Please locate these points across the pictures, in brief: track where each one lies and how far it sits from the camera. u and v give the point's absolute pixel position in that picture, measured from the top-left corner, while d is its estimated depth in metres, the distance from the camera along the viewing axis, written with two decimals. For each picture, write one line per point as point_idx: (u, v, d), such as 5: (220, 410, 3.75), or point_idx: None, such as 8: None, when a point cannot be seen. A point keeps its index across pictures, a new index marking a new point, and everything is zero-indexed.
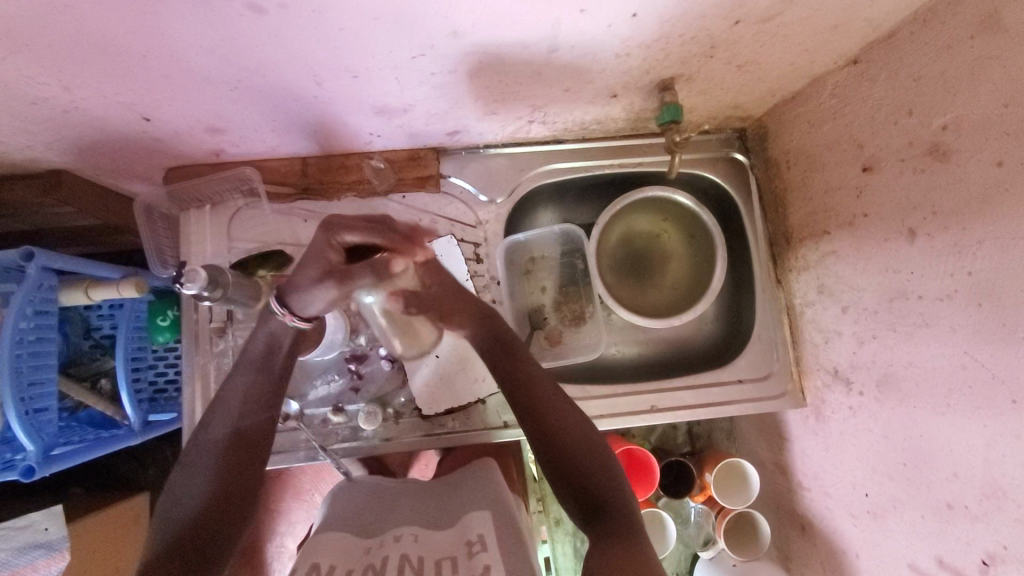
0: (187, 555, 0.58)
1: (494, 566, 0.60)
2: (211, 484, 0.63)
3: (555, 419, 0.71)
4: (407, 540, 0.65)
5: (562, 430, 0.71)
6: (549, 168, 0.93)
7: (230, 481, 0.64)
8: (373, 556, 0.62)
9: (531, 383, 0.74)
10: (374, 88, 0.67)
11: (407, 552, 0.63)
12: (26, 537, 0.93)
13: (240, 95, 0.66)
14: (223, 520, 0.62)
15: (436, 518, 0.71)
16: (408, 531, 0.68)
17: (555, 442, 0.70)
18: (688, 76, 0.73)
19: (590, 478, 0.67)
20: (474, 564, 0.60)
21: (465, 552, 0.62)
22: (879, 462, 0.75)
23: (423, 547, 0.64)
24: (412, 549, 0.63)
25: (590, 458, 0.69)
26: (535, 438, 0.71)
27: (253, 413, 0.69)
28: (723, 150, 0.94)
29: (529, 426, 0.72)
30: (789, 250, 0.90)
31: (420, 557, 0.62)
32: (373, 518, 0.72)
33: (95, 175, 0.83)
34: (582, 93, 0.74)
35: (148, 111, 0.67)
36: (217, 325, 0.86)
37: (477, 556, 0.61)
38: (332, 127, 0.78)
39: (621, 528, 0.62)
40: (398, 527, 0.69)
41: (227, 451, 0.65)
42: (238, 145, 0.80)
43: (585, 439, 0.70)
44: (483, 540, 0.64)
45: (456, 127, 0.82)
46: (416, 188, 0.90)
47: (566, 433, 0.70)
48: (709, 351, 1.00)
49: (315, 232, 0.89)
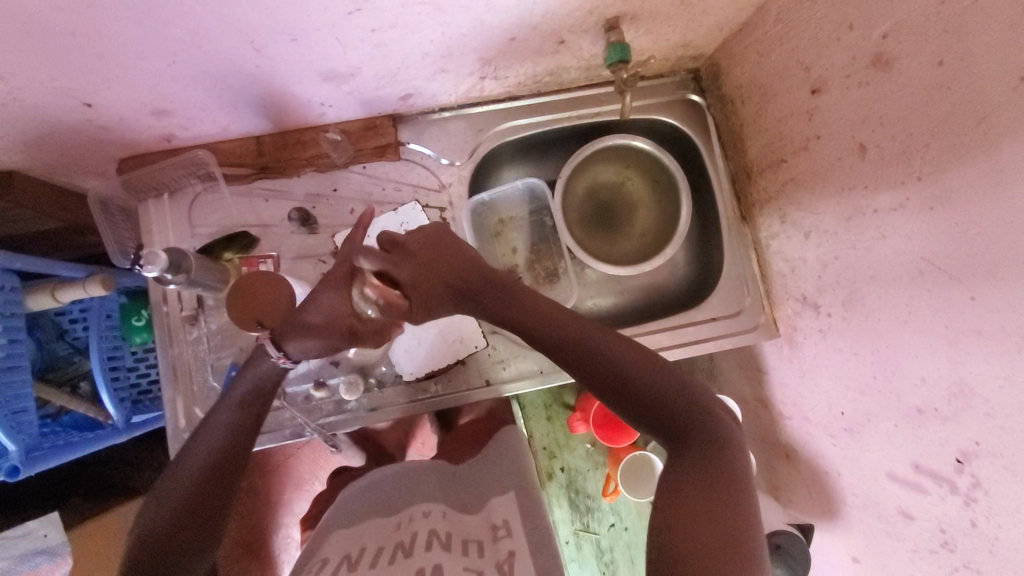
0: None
1: (517, 550, 0.61)
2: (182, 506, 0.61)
3: (624, 369, 0.63)
4: (436, 516, 0.68)
5: (625, 370, 0.63)
6: (507, 126, 0.92)
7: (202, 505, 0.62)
8: (404, 531, 0.65)
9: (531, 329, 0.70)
10: (316, 51, 0.66)
11: (435, 528, 0.65)
12: (25, 545, 0.93)
13: (182, 69, 0.65)
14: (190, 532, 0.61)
15: (464, 501, 0.73)
16: (436, 508, 0.70)
17: (591, 371, 0.64)
18: (633, 14, 0.73)
19: (672, 424, 0.62)
20: (500, 547, 0.62)
21: (490, 535, 0.64)
22: (851, 380, 0.78)
23: (451, 523, 0.66)
24: (440, 525, 0.65)
25: (675, 401, 0.62)
26: (596, 382, 0.64)
27: (241, 435, 0.67)
28: (678, 93, 0.95)
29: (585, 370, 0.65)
30: (751, 185, 0.91)
31: (448, 532, 0.64)
32: (400, 496, 0.74)
33: (46, 174, 0.82)
34: (531, 41, 0.74)
35: (89, 96, 0.66)
36: (188, 313, 0.85)
37: (502, 540, 0.63)
38: (281, 99, 0.77)
39: (715, 480, 0.58)
40: (424, 503, 0.72)
41: (205, 475, 0.63)
42: (188, 127, 0.79)
43: (661, 378, 0.63)
44: (507, 524, 0.66)
45: (408, 90, 0.81)
46: (375, 157, 0.89)
47: (638, 382, 0.63)
48: (685, 294, 1.01)
49: (277, 211, 0.88)
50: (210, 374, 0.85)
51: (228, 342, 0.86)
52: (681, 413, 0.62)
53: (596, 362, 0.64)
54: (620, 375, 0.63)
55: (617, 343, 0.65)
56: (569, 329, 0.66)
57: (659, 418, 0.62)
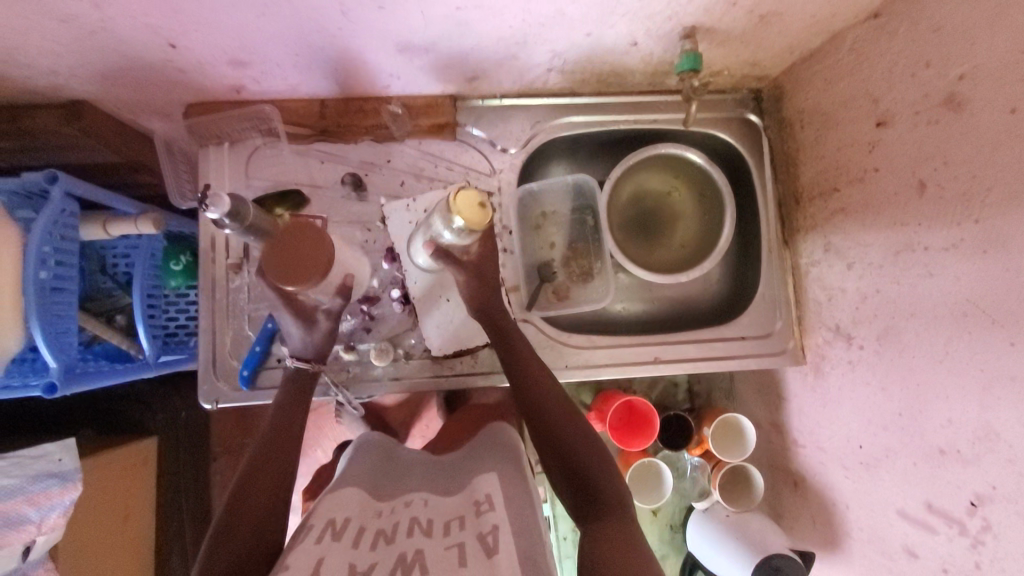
0: (241, 532, 0.63)
1: (501, 525, 0.62)
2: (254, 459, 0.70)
3: (565, 435, 0.73)
4: (418, 504, 0.69)
5: (557, 418, 0.74)
6: (564, 122, 0.93)
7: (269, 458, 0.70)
8: (386, 518, 0.65)
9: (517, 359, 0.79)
10: (398, 21, 0.68)
11: (418, 515, 0.66)
12: (39, 466, 0.94)
13: (268, 22, 0.66)
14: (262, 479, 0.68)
15: (447, 486, 0.74)
16: (419, 496, 0.71)
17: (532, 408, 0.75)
18: (709, 25, 0.73)
19: (593, 488, 0.69)
20: (483, 522, 0.63)
21: (473, 511, 0.66)
22: (874, 414, 0.78)
23: (433, 510, 0.67)
24: (423, 512, 0.67)
25: (598, 470, 0.71)
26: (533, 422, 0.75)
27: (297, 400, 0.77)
28: (737, 111, 0.95)
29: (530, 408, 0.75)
30: (798, 211, 0.91)
31: (430, 518, 0.65)
32: (386, 483, 0.75)
33: (116, 108, 0.84)
34: (605, 38, 0.75)
35: (175, 36, 0.68)
36: (234, 261, 0.87)
37: (485, 515, 0.64)
38: (353, 65, 0.79)
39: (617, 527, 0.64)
40: (409, 492, 0.72)
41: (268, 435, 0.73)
42: (259, 81, 0.81)
43: (587, 446, 0.73)
44: (491, 500, 0.67)
45: (475, 72, 0.83)
46: (433, 134, 0.91)
47: (574, 448, 0.72)
48: (715, 310, 1.01)
49: (331, 174, 0.90)
50: (247, 323, 0.87)
51: (268, 294, 0.88)
52: (593, 473, 0.71)
53: (544, 422, 0.74)
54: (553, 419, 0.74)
55: (567, 410, 0.76)
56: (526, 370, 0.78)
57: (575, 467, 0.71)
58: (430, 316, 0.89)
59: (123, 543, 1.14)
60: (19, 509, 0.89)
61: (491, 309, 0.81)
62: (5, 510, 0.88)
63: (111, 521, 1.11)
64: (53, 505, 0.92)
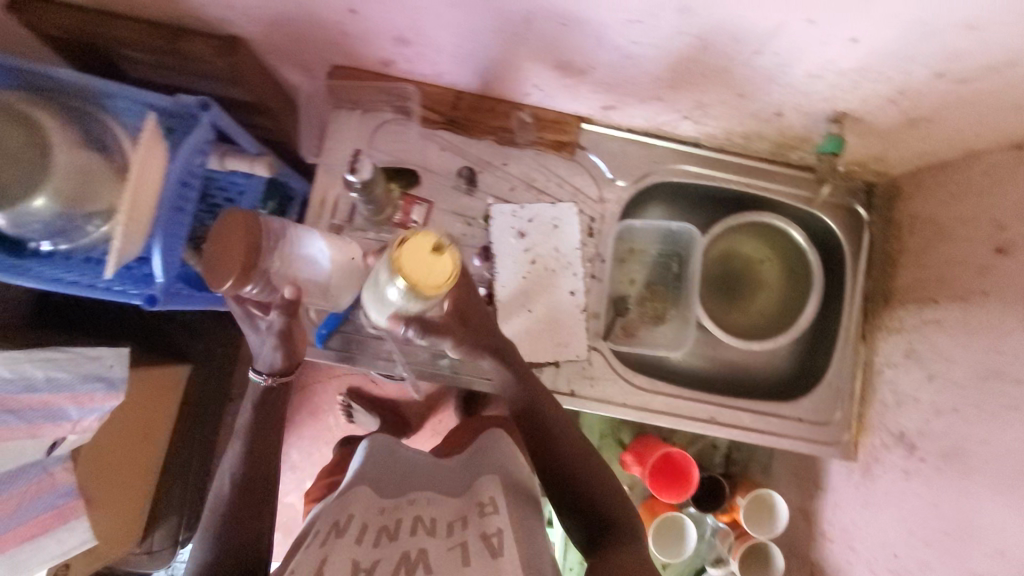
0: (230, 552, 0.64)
1: (505, 528, 0.64)
2: (240, 472, 0.69)
3: (572, 467, 0.71)
4: (422, 503, 0.70)
5: (569, 450, 0.72)
6: (679, 169, 0.95)
7: (253, 472, 0.70)
8: (389, 515, 0.67)
9: (532, 384, 0.75)
10: (570, 41, 0.71)
11: (421, 513, 0.68)
12: (90, 368, 0.97)
13: (451, 13, 0.70)
14: (252, 495, 0.68)
15: (453, 487, 0.76)
16: (423, 496, 0.73)
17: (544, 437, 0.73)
18: (859, 115, 0.76)
19: (606, 521, 0.68)
20: (488, 522, 0.65)
21: (477, 512, 0.67)
22: (920, 527, 0.80)
23: (436, 509, 0.69)
24: (425, 511, 0.68)
25: (613, 504, 0.69)
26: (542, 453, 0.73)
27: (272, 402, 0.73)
28: (846, 198, 0.95)
29: (540, 439, 0.73)
30: (886, 311, 0.92)
31: (433, 518, 0.67)
32: (392, 480, 0.76)
33: (265, 52, 0.88)
34: (753, 103, 0.77)
35: (358, 4, 0.71)
36: (338, 222, 0.90)
37: (489, 516, 0.66)
38: (505, 68, 0.81)
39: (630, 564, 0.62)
40: (414, 492, 0.74)
41: (246, 442, 0.71)
42: (409, 61, 0.84)
43: (600, 479, 0.71)
44: (494, 502, 0.69)
45: (614, 102, 0.85)
46: (552, 150, 0.93)
47: (587, 482, 0.70)
48: (777, 385, 1.01)
49: (447, 162, 0.92)
50: None
51: None
52: (607, 507, 0.69)
53: (552, 454, 0.72)
54: (565, 455, 0.72)
55: (580, 441, 0.73)
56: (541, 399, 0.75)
57: (588, 500, 0.69)
58: (510, 324, 0.89)
59: (136, 464, 1.15)
60: (61, 406, 0.91)
61: (506, 350, 0.76)
62: (50, 402, 0.90)
63: (132, 439, 1.13)
64: (94, 408, 0.95)
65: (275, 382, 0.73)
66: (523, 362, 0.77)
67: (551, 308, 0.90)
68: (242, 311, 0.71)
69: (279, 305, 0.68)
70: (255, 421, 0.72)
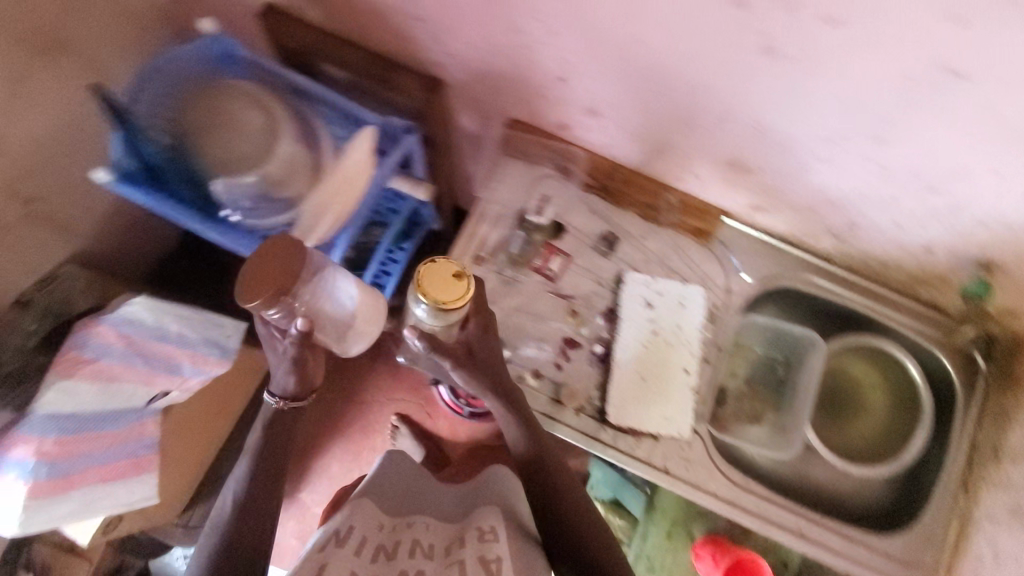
0: (228, 554, 0.76)
1: (503, 556, 0.68)
2: (247, 488, 0.82)
3: (576, 524, 0.80)
4: (420, 527, 0.76)
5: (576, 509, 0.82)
6: (806, 278, 0.99)
7: (258, 491, 0.82)
8: (388, 534, 0.73)
9: (542, 445, 0.84)
10: (750, 144, 0.80)
11: (419, 537, 0.73)
12: (211, 333, 1.06)
13: (649, 96, 0.80)
14: (255, 508, 0.81)
15: (452, 512, 0.82)
16: (422, 519, 0.78)
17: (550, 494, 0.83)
18: (1005, 263, 0.81)
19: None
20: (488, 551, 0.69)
21: (476, 536, 0.72)
22: None
23: (432, 535, 0.75)
24: (424, 535, 0.74)
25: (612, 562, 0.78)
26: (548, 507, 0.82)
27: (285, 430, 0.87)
28: (966, 343, 0.96)
29: (546, 493, 0.83)
30: (995, 465, 0.90)
31: (430, 543, 0.73)
32: (399, 495, 0.82)
33: (456, 96, 0.99)
34: (901, 232, 0.83)
35: (568, 73, 0.82)
36: (480, 254, 0.95)
37: (488, 544, 0.70)
38: (672, 154, 0.90)
39: None
40: (413, 512, 0.80)
41: (257, 461, 0.84)
42: (584, 130, 0.94)
43: (602, 540, 0.80)
44: (494, 532, 0.72)
45: (762, 204, 0.92)
46: (690, 235, 0.99)
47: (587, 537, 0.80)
48: (872, 516, 0.97)
49: (588, 224, 0.98)
50: None
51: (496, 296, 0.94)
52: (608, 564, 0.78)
53: (555, 509, 0.82)
54: (571, 512, 0.81)
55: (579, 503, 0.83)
56: (546, 459, 0.83)
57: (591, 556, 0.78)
58: (615, 387, 0.91)
59: (206, 438, 1.20)
60: (180, 361, 1.01)
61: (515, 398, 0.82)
62: (172, 356, 1.00)
63: (212, 414, 1.19)
64: (205, 369, 1.03)
65: (286, 404, 0.85)
66: (526, 410, 0.83)
67: (665, 379, 0.92)
68: (266, 332, 0.80)
69: (294, 337, 0.77)
70: (264, 444, 0.85)
